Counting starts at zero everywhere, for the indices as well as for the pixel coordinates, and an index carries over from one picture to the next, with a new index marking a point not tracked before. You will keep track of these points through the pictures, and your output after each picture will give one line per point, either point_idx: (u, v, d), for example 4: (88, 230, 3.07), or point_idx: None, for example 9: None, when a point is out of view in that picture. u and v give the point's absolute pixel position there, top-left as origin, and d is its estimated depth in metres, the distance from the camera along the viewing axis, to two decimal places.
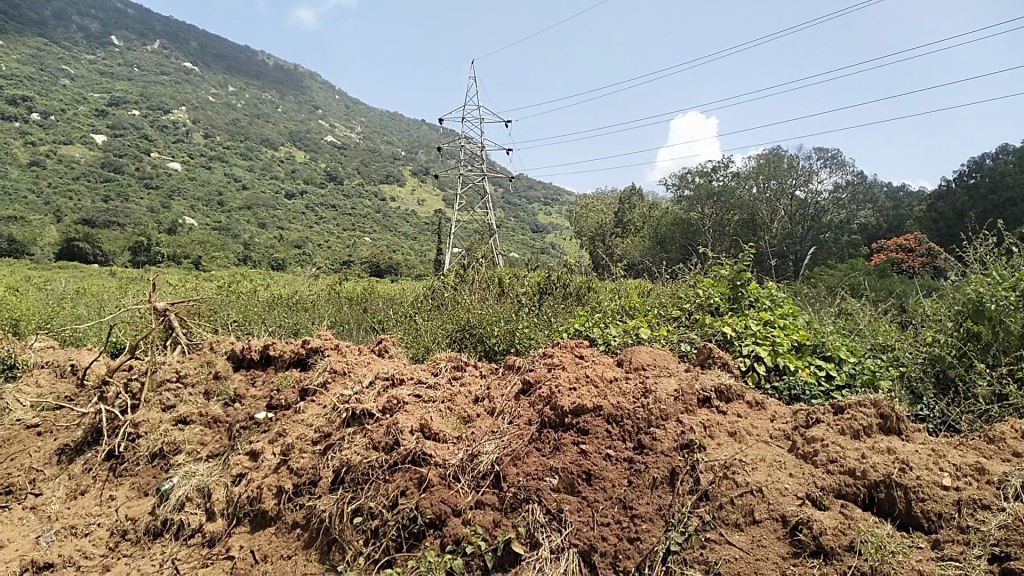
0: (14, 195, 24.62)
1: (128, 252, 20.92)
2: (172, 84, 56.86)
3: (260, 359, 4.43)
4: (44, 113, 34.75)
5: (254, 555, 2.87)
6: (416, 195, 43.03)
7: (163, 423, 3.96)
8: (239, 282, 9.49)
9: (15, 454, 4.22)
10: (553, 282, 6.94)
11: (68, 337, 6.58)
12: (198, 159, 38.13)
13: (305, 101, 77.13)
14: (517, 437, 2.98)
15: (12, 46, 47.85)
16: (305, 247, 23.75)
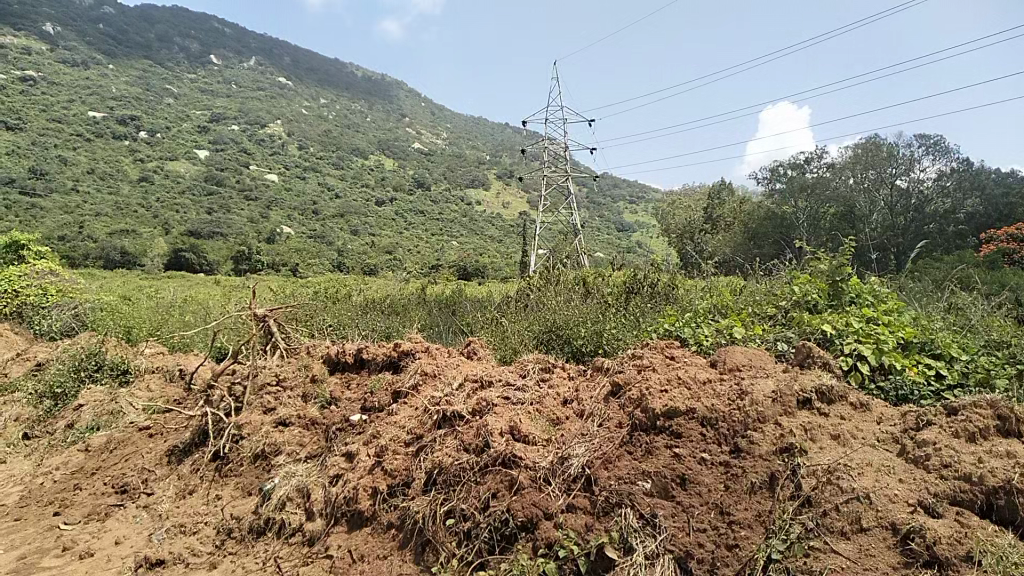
0: (125, 209, 26.25)
1: (230, 262, 21.89)
2: (267, 98, 59.27)
3: (354, 362, 4.56)
4: (150, 132, 36.97)
5: (352, 554, 2.93)
6: (502, 198, 43.29)
7: (264, 425, 4.11)
8: (334, 287, 9.80)
9: (130, 454, 4.47)
10: (639, 281, 6.82)
11: (177, 343, 6.93)
12: (293, 170, 39.56)
13: (392, 110, 78.84)
14: (607, 440, 2.94)
15: (122, 71, 51.11)
16: (395, 252, 24.28)
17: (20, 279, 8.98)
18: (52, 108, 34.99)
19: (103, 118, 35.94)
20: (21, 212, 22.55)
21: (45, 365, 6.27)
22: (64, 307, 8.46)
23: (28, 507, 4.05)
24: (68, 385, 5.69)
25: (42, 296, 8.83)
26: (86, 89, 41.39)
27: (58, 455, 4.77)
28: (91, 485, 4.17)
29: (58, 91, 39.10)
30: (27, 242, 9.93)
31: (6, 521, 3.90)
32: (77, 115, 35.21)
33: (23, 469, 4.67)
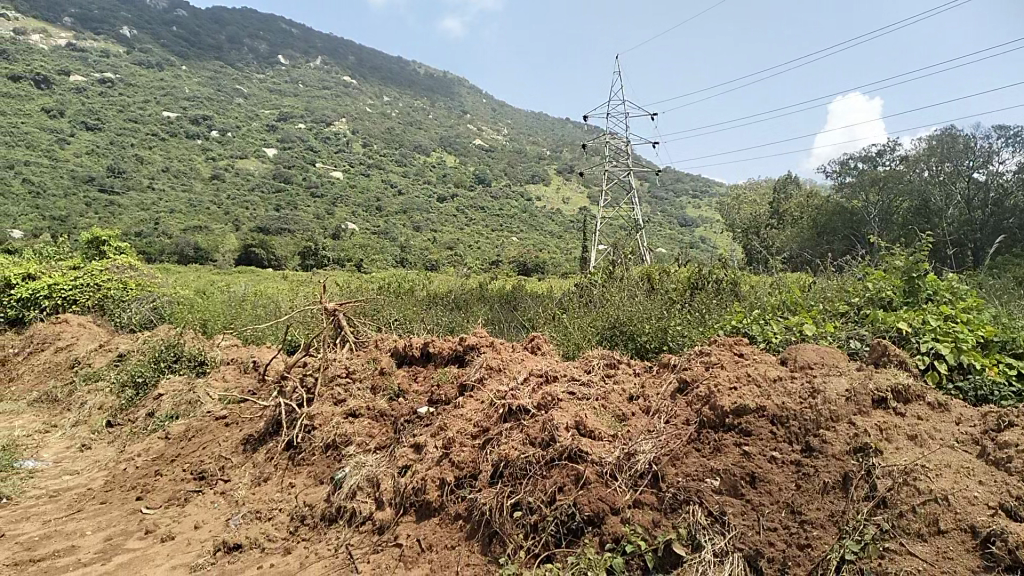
0: (198, 206, 27.17)
1: (297, 257, 22.37)
2: (332, 96, 60.40)
3: (421, 356, 4.65)
4: (221, 132, 38.24)
5: (420, 544, 2.99)
6: (562, 193, 43.16)
7: (335, 417, 4.22)
8: (398, 283, 9.96)
9: (207, 442, 4.64)
10: (704, 278, 6.69)
11: (250, 336, 7.13)
12: (357, 167, 40.23)
13: (454, 106, 79.35)
14: (674, 436, 2.93)
15: (195, 72, 52.92)
16: (456, 248, 24.48)
17: (103, 273, 9.42)
18: (130, 109, 36.55)
19: (177, 119, 37.34)
20: (102, 209, 23.65)
21: (126, 355, 6.54)
22: (144, 301, 8.84)
23: (113, 491, 4.25)
24: (148, 374, 5.93)
25: (124, 291, 9.25)
26: (161, 90, 43.09)
27: (140, 442, 5.00)
28: (171, 471, 4.35)
29: (136, 92, 40.76)
30: (109, 238, 10.41)
31: (92, 503, 4.10)
32: (152, 116, 36.68)
33: (108, 455, 4.90)
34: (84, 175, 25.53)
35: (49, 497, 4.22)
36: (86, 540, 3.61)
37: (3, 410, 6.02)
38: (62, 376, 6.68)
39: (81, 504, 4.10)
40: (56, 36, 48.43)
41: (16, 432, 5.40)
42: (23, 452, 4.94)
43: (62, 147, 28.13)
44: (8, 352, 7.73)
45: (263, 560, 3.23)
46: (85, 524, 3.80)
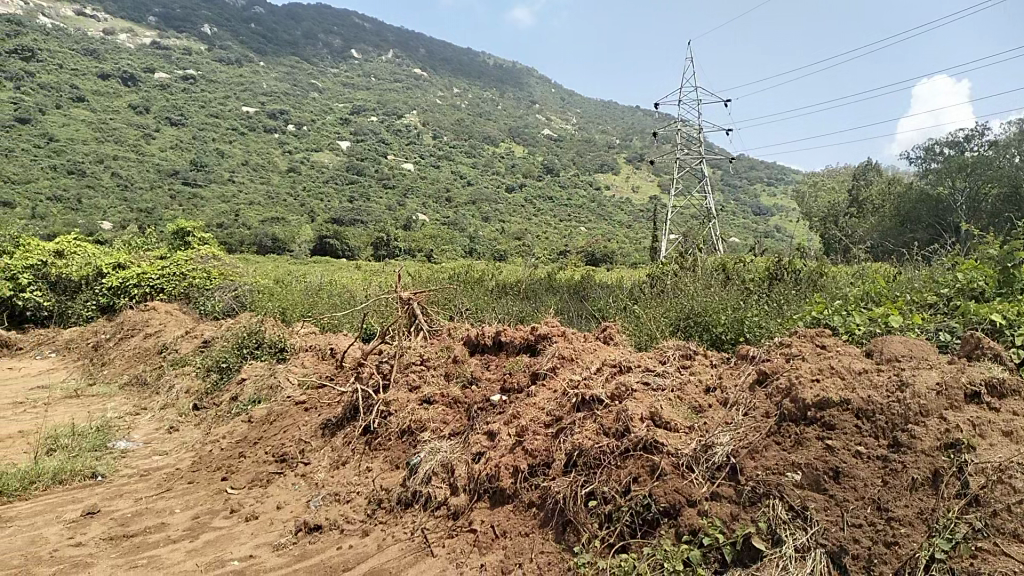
0: (276, 198, 27.96)
1: (370, 247, 22.75)
2: (402, 89, 61.20)
3: (493, 345, 4.68)
4: (297, 125, 39.27)
5: (494, 530, 3.03)
6: (632, 181, 42.64)
7: (410, 402, 4.30)
8: (468, 272, 10.04)
9: (287, 426, 4.79)
10: (782, 268, 6.50)
11: (326, 324, 7.31)
12: (427, 159, 40.66)
13: (523, 96, 79.28)
14: (753, 429, 2.87)
15: (272, 68, 54.42)
16: (525, 238, 24.52)
17: (187, 263, 9.83)
18: (211, 105, 37.89)
19: (255, 114, 38.52)
20: (186, 202, 24.62)
21: (210, 341, 6.81)
22: (225, 289, 9.18)
23: (199, 472, 4.43)
24: (232, 360, 6.17)
25: (206, 279, 9.63)
26: (240, 86, 44.52)
27: (225, 425, 5.20)
28: (254, 453, 4.51)
29: (216, 88, 42.21)
30: (194, 228, 10.84)
31: (181, 482, 4.29)
32: (232, 111, 37.94)
33: (194, 436, 5.12)
34: (169, 169, 26.63)
35: (141, 476, 4.43)
36: (175, 518, 3.77)
37: (98, 393, 6.36)
38: (151, 360, 7.00)
39: (170, 483, 4.29)
40: (143, 35, 50.59)
41: (110, 413, 5.69)
42: (116, 432, 5.19)
43: (149, 142, 29.39)
44: (103, 336, 8.14)
45: (342, 541, 3.32)
46: (174, 503, 3.98)
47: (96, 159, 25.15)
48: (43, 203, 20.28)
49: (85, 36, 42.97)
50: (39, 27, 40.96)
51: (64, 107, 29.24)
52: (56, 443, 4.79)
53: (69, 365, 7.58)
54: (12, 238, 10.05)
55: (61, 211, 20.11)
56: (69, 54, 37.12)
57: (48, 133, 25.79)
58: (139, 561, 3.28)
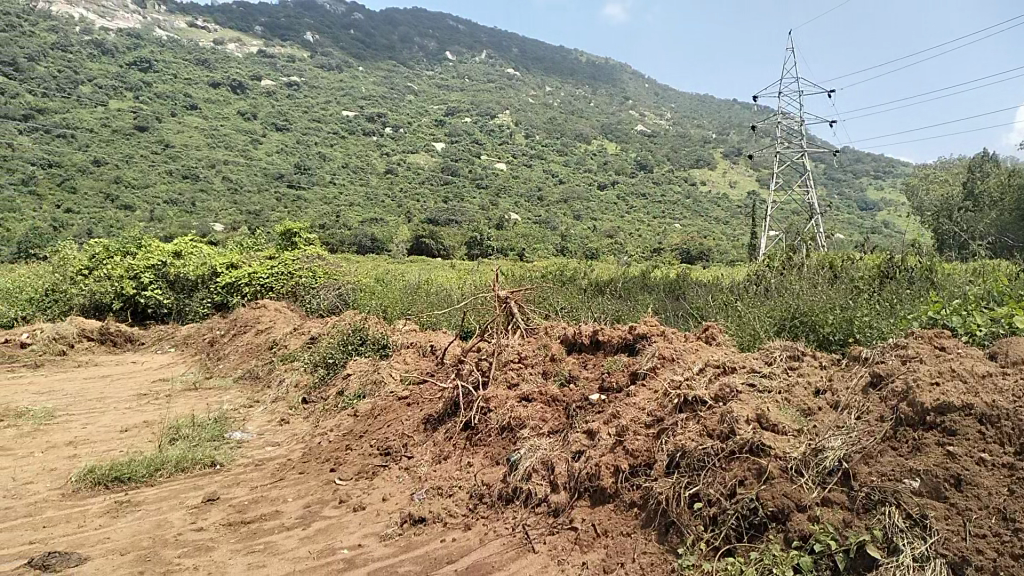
0: (374, 199, 28.77)
1: (464, 247, 23.04)
2: (495, 88, 61.74)
3: (591, 344, 4.68)
4: (394, 128, 40.30)
5: (596, 529, 3.04)
6: (729, 177, 41.55)
7: (509, 400, 4.34)
8: (562, 271, 10.06)
9: (390, 421, 4.93)
10: (895, 265, 6.19)
11: (426, 322, 7.48)
12: (520, 158, 40.87)
13: (616, 93, 78.51)
14: (867, 433, 2.76)
15: (369, 72, 56.02)
16: (617, 236, 24.34)
17: (294, 263, 10.28)
18: (313, 110, 39.38)
19: (354, 118, 39.79)
20: (290, 203, 25.66)
21: (317, 338, 7.10)
22: (330, 288, 9.54)
23: (310, 463, 4.63)
24: (337, 356, 6.40)
25: (311, 278, 10.04)
26: (340, 91, 46.06)
27: (332, 419, 5.41)
28: (359, 446, 4.68)
29: (318, 93, 43.83)
30: (299, 229, 11.29)
31: (292, 472, 4.49)
32: (333, 115, 39.31)
33: (304, 429, 5.36)
34: (274, 173, 27.86)
35: (256, 465, 4.67)
36: (288, 506, 3.95)
37: (215, 386, 6.74)
38: (262, 355, 7.36)
39: (282, 473, 4.51)
40: (250, 45, 53.07)
41: (225, 406, 6.02)
42: (232, 424, 5.49)
43: (256, 146, 30.78)
44: (217, 333, 8.61)
45: (445, 534, 3.41)
46: (287, 492, 4.17)
47: (208, 164, 26.57)
48: (161, 206, 21.60)
49: (198, 47, 45.44)
50: (157, 39, 43.59)
51: (179, 115, 31.02)
52: (179, 433, 5.12)
53: (187, 359, 8.06)
54: (135, 239, 10.76)
55: (177, 214, 21.36)
56: (184, 65, 39.35)
57: (165, 140, 27.42)
58: (256, 547, 3.46)
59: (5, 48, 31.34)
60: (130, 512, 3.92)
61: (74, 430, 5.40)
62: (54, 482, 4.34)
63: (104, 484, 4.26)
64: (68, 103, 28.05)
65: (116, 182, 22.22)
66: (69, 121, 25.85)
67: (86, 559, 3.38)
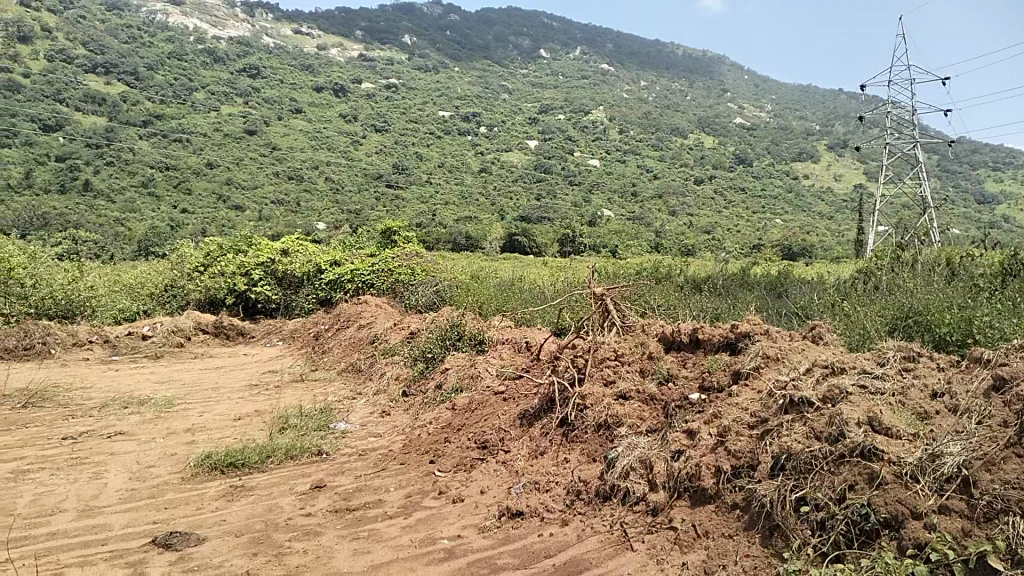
0: (469, 198, 29.17)
1: (557, 244, 23.04)
2: (589, 84, 61.40)
3: (690, 342, 4.60)
4: (489, 127, 40.75)
5: (696, 529, 3.00)
6: (834, 169, 39.84)
7: (606, 397, 4.32)
8: (658, 268, 9.91)
9: (487, 415, 5.00)
10: (1020, 262, 5.79)
11: (521, 318, 7.54)
12: (614, 154, 40.50)
13: (713, 85, 76.58)
14: (990, 440, 2.62)
15: (465, 72, 56.83)
16: (714, 233, 23.76)
17: (393, 260, 10.56)
18: (411, 111, 40.31)
19: (450, 118, 40.48)
20: (388, 202, 26.34)
21: (417, 333, 7.27)
22: (427, 285, 9.74)
23: (410, 454, 4.76)
24: (436, 350, 6.54)
25: (410, 275, 10.29)
26: (436, 91, 46.96)
27: (430, 412, 5.53)
28: (457, 440, 4.76)
29: (415, 94, 44.82)
30: (398, 227, 11.58)
31: (394, 463, 4.63)
32: (429, 116, 40.12)
33: (404, 421, 5.50)
34: (374, 173, 28.69)
35: (359, 455, 4.84)
36: (390, 495, 4.08)
37: (320, 378, 7.02)
38: (364, 349, 7.59)
39: (385, 463, 4.65)
40: (351, 49, 54.85)
41: (330, 397, 6.27)
42: (337, 415, 5.71)
43: (356, 147, 31.76)
44: (321, 327, 8.96)
45: (543, 528, 3.43)
46: (389, 482, 4.30)
47: (311, 165, 27.63)
48: (268, 206, 22.63)
49: (302, 52, 47.32)
50: (265, 47, 45.67)
51: (284, 118, 32.40)
52: (288, 423, 5.36)
53: (293, 352, 8.42)
54: (245, 237, 11.29)
55: (283, 213, 22.33)
56: (289, 70, 41.07)
57: (272, 142, 28.70)
58: (361, 533, 3.58)
59: (129, 60, 33.59)
60: (243, 496, 4.13)
61: (192, 417, 5.75)
62: (174, 466, 4.63)
63: (220, 469, 4.51)
64: (184, 110, 29.81)
65: (226, 184, 23.45)
66: (184, 127, 27.47)
67: (204, 539, 3.59)
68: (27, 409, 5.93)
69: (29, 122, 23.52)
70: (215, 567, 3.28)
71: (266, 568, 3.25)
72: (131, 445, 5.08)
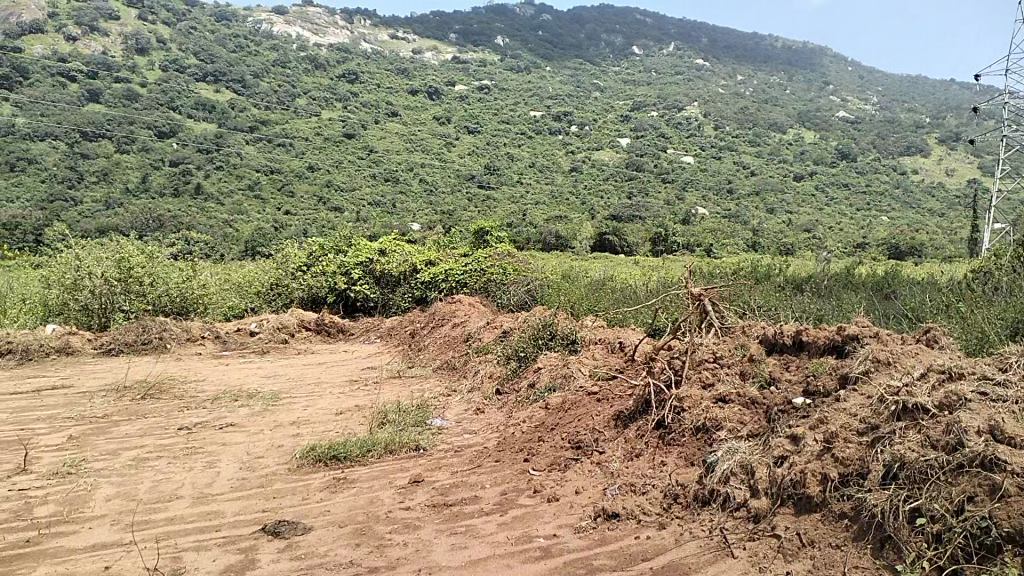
0: (560, 197, 29.15)
1: (649, 243, 22.73)
2: (683, 80, 60.20)
3: (793, 344, 4.47)
4: (580, 126, 40.61)
5: (802, 538, 2.93)
6: (946, 163, 37.67)
7: (705, 400, 4.23)
8: (755, 267, 9.62)
9: (581, 415, 4.99)
10: None
11: (614, 319, 7.48)
12: (708, 150, 39.59)
13: (814, 77, 73.71)
14: None
15: (557, 71, 56.84)
16: (815, 231, 22.89)
17: (486, 260, 10.66)
18: (503, 112, 40.65)
19: (542, 118, 40.60)
20: (479, 203, 26.65)
21: (510, 331, 7.33)
22: (520, 284, 9.79)
23: (504, 451, 4.80)
24: (529, 349, 6.57)
25: (502, 274, 10.38)
26: (528, 92, 47.18)
27: (524, 410, 5.57)
28: (551, 439, 4.77)
29: (508, 95, 45.17)
30: (490, 228, 11.68)
31: (489, 460, 4.68)
32: (521, 116, 40.37)
33: (498, 419, 5.57)
34: (466, 174, 29.10)
35: (455, 451, 4.92)
36: (486, 492, 4.13)
37: (416, 374, 7.19)
38: (458, 347, 7.72)
39: (480, 460, 4.70)
40: (446, 52, 55.80)
41: (427, 393, 6.41)
42: (433, 411, 5.82)
43: (449, 149, 32.27)
44: (418, 325, 9.16)
45: (639, 531, 3.40)
46: (485, 478, 4.36)
47: (406, 168, 28.28)
48: (366, 207, 23.30)
49: (398, 57, 48.51)
50: (363, 52, 47.05)
51: (382, 122, 33.29)
52: (387, 418, 5.52)
53: (391, 349, 8.64)
54: (344, 237, 11.64)
55: (380, 214, 22.93)
56: (386, 74, 42.18)
57: (369, 145, 29.54)
58: (459, 528, 3.65)
59: (237, 68, 35.31)
60: (345, 488, 4.27)
61: (296, 411, 5.99)
62: (282, 457, 4.83)
63: (324, 461, 4.69)
64: (287, 115, 31.05)
65: (326, 186, 24.30)
66: (287, 132, 28.63)
67: (310, 528, 3.73)
68: (146, 400, 6.31)
69: (147, 129, 25.10)
70: (320, 556, 3.41)
71: (369, 558, 3.36)
72: (241, 436, 5.34)
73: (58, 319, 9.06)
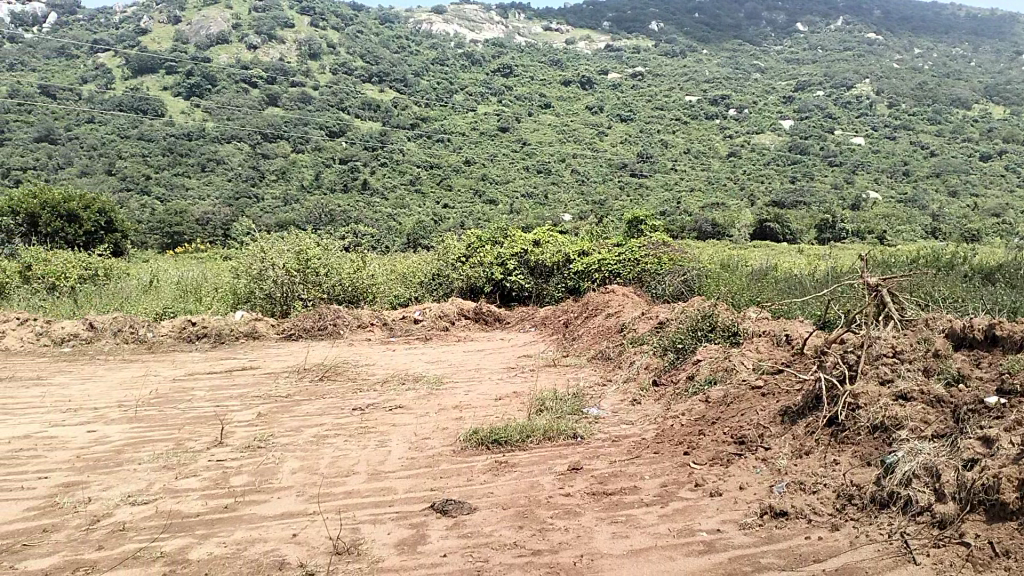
0: (717, 183, 28.22)
1: (814, 230, 21.46)
2: (853, 56, 56.22)
3: (985, 338, 4.11)
4: (739, 108, 39.05)
5: (994, 547, 2.75)
6: None
7: (883, 398, 3.97)
8: (935, 255, 8.89)
9: (744, 410, 4.84)
10: None
11: (778, 310, 7.19)
12: (882, 130, 36.79)
13: (1007, 47, 66.60)
14: None
15: (714, 54, 54.99)
16: (1006, 215, 20.74)
17: (640, 250, 10.57)
18: (657, 98, 39.91)
19: (698, 103, 39.46)
20: (632, 191, 26.35)
21: (667, 322, 7.22)
22: (675, 273, 9.63)
23: (663, 444, 4.75)
24: (687, 342, 6.46)
25: (657, 264, 10.25)
26: (683, 76, 46.00)
27: (683, 403, 5.49)
28: (713, 433, 4.68)
29: (662, 81, 44.28)
30: (645, 218, 11.55)
31: (648, 452, 4.65)
32: (676, 102, 39.46)
33: (656, 411, 5.52)
34: (619, 163, 28.86)
35: (612, 441, 4.93)
36: (646, 483, 4.12)
37: (571, 363, 7.26)
38: (613, 338, 7.71)
39: (638, 451, 4.69)
40: (599, 41, 55.50)
41: (582, 383, 6.46)
42: (589, 401, 5.87)
43: (602, 138, 32.08)
44: (572, 314, 9.24)
45: (810, 531, 3.28)
46: (644, 469, 4.34)
47: (559, 159, 28.44)
48: (519, 199, 23.66)
49: (551, 48, 48.82)
50: (517, 46, 47.72)
51: (535, 114, 33.66)
52: (545, 405, 5.63)
53: (546, 338, 8.79)
54: (500, 228, 11.89)
55: (533, 206, 23.19)
56: (539, 67, 42.63)
57: (523, 137, 29.97)
58: (619, 517, 3.67)
59: (399, 68, 36.97)
60: (507, 472, 4.40)
61: (458, 395, 6.25)
62: (447, 439, 5.06)
63: (486, 445, 4.85)
64: (445, 111, 32.11)
65: (482, 179, 24.91)
66: (445, 128, 29.62)
67: (476, 508, 3.89)
68: (323, 381, 6.82)
69: (319, 129, 26.89)
70: (485, 535, 3.55)
71: (532, 541, 3.46)
72: (409, 418, 5.63)
73: (246, 306, 9.97)
